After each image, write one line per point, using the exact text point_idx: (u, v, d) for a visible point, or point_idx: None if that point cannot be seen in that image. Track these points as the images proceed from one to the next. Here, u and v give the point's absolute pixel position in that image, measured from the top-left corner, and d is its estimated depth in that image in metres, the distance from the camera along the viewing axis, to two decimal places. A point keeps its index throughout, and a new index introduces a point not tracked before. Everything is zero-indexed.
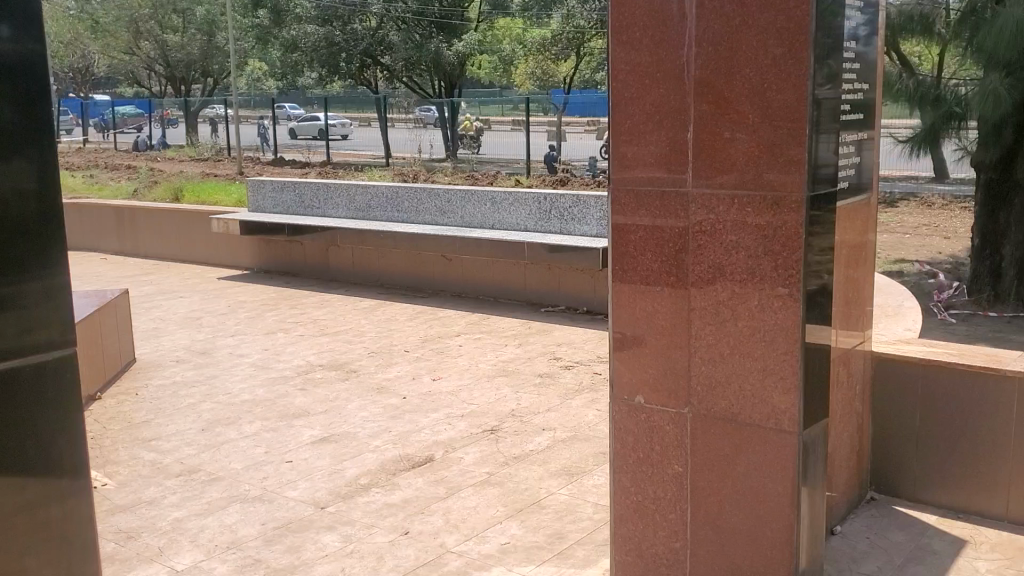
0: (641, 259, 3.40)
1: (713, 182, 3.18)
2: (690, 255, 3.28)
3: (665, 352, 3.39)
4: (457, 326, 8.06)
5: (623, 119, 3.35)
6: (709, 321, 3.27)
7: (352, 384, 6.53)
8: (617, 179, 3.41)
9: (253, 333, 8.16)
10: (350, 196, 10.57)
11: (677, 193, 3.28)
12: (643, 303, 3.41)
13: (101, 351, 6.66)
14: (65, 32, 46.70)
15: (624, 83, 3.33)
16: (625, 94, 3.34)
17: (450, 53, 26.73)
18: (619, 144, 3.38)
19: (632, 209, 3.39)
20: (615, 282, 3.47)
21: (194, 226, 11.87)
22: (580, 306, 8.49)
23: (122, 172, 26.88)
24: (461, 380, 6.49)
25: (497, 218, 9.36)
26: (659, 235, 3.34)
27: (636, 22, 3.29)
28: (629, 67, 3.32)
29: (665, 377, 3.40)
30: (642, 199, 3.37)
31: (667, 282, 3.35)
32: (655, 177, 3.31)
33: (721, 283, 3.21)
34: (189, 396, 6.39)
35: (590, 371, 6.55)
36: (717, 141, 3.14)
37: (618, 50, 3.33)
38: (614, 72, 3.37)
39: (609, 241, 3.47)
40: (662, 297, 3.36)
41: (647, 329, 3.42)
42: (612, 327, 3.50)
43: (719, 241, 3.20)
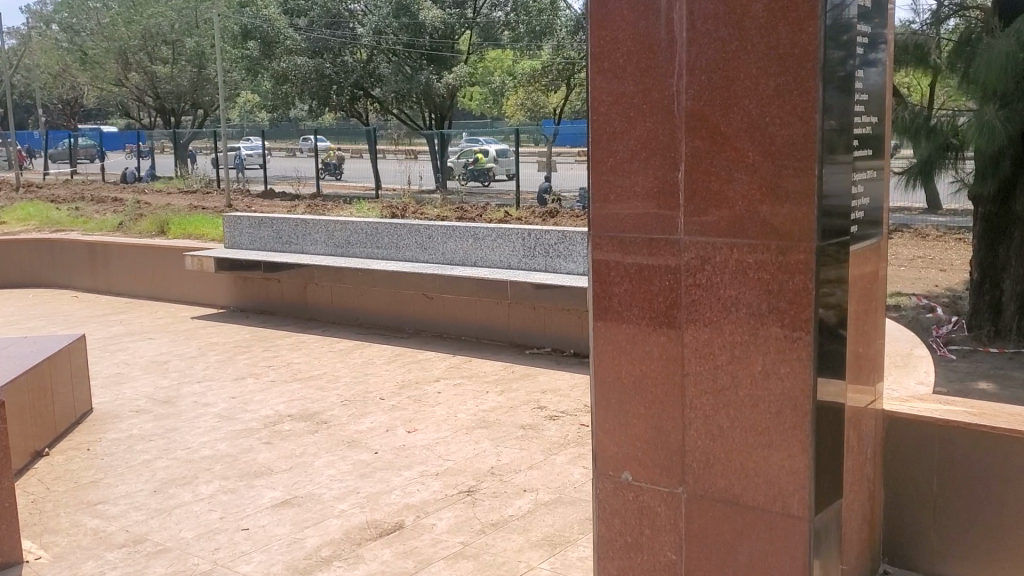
0: (626, 314, 2.99)
1: (707, 229, 2.78)
2: (683, 311, 2.87)
3: (654, 423, 2.97)
4: (437, 370, 7.62)
5: (604, 157, 2.96)
6: (705, 389, 2.85)
7: (321, 437, 6.07)
8: (600, 225, 3.01)
9: (221, 379, 7.70)
10: (328, 231, 10.16)
11: (667, 242, 2.88)
12: (631, 364, 3.00)
13: (51, 404, 6.24)
14: (54, 63, 46.42)
15: (604, 117, 2.95)
16: (607, 128, 2.94)
17: (441, 85, 26.74)
18: (601, 186, 2.98)
19: (617, 257, 2.99)
20: (597, 340, 3.06)
21: (168, 263, 11.42)
22: (567, 348, 8.06)
23: (109, 204, 26.42)
24: (439, 432, 6.03)
25: (479, 255, 8.95)
26: (647, 287, 2.94)
27: (619, 47, 2.89)
28: (611, 97, 2.93)
29: (654, 450, 2.98)
30: (627, 248, 2.96)
31: (657, 341, 2.94)
32: (642, 224, 2.92)
33: (719, 343, 2.81)
34: (145, 453, 5.93)
35: (576, 422, 6.11)
36: (713, 182, 2.75)
37: (598, 78, 2.95)
38: (593, 102, 2.98)
39: (590, 295, 3.07)
40: (652, 363, 2.95)
41: (635, 396, 3.00)
42: (595, 393, 3.09)
43: (716, 296, 2.80)
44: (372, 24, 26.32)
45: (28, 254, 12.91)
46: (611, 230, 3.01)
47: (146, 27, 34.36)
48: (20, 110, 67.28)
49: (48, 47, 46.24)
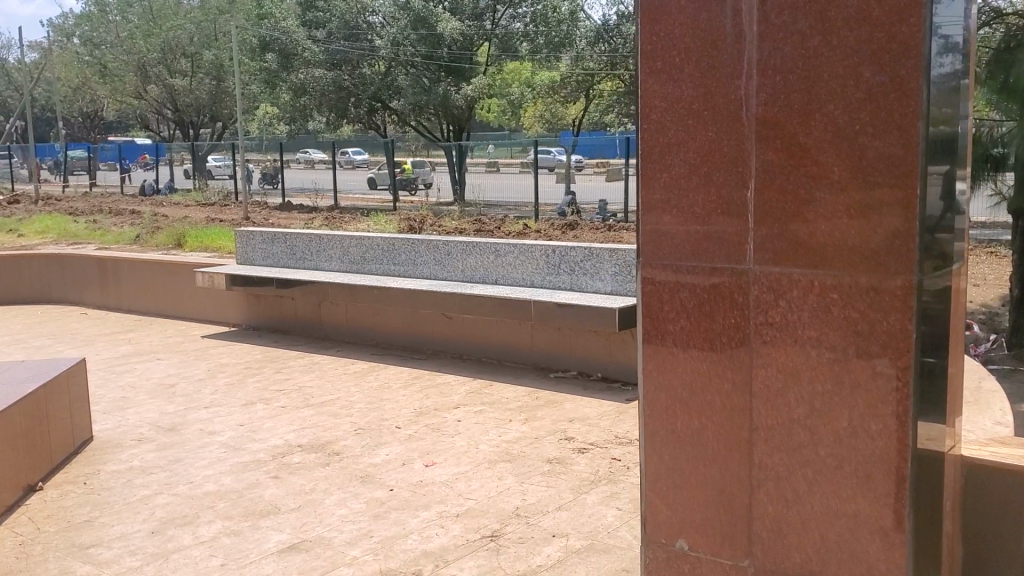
0: (683, 358, 2.61)
1: (780, 261, 2.41)
2: (752, 356, 2.48)
3: (715, 483, 2.58)
4: (456, 396, 7.19)
5: (654, 170, 2.60)
6: (778, 447, 2.46)
7: (333, 471, 5.65)
8: (651, 253, 2.64)
9: (230, 404, 7.30)
10: (344, 247, 9.77)
11: (733, 275, 2.50)
12: (688, 415, 2.61)
13: (47, 432, 5.87)
14: (75, 75, 46.59)
15: (656, 125, 2.59)
16: (664, 136, 2.58)
17: (459, 97, 26.18)
18: (654, 207, 2.62)
19: (671, 289, 2.61)
20: (649, 383, 2.68)
21: (180, 279, 11.06)
22: (594, 371, 7.62)
23: (127, 217, 26.21)
24: (459, 467, 5.59)
25: (501, 273, 8.50)
26: (707, 325, 2.56)
27: (675, 42, 2.54)
28: (666, 101, 2.57)
29: (714, 514, 2.60)
30: (682, 282, 2.59)
31: (721, 388, 2.55)
32: (700, 249, 2.55)
33: (796, 394, 2.41)
34: (145, 487, 5.54)
35: (607, 456, 5.68)
36: (790, 200, 2.37)
37: (650, 81, 2.60)
38: (642, 108, 2.63)
39: (638, 332, 2.71)
40: (713, 411, 2.57)
41: (695, 452, 2.61)
42: (645, 446, 2.70)
43: (792, 338, 2.41)
44: (390, 36, 26.04)
45: (38, 269, 12.60)
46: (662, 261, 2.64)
47: (165, 40, 34.35)
48: (38, 123, 67.24)
49: (69, 60, 46.35)
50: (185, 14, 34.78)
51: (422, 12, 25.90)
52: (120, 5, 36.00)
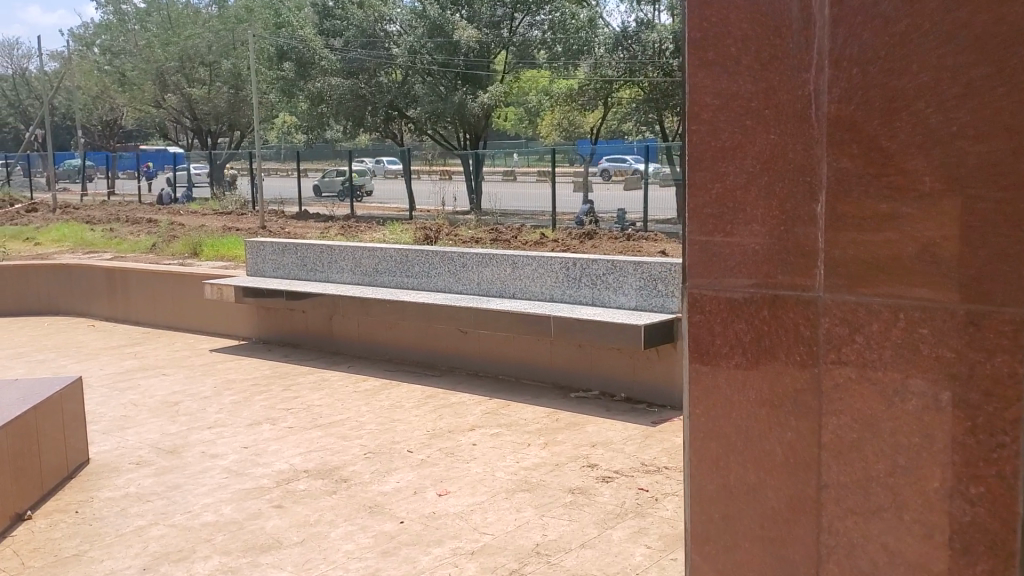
0: (744, 390, 2.69)
1: (853, 290, 2.44)
2: (824, 396, 2.52)
3: (783, 531, 2.63)
4: (472, 416, 6.84)
5: (701, 182, 2.73)
6: (855, 500, 2.48)
7: (340, 500, 5.29)
8: (710, 279, 2.74)
9: (236, 424, 6.96)
10: (356, 259, 9.43)
11: (805, 309, 2.55)
12: (753, 452, 2.68)
13: (39, 455, 5.56)
14: (95, 83, 46.67)
15: (708, 120, 2.69)
16: (724, 144, 2.67)
17: (476, 105, 25.80)
18: (717, 231, 2.71)
19: (735, 311, 2.70)
20: (709, 421, 2.76)
21: (188, 291, 10.75)
22: (617, 392, 7.25)
23: (143, 226, 26.04)
24: (476, 497, 5.23)
25: (519, 287, 8.12)
26: (770, 359, 2.63)
27: (733, 30, 2.63)
28: (720, 98, 2.66)
29: (779, 565, 2.66)
30: (744, 311, 2.68)
31: (789, 425, 2.60)
32: (759, 276, 2.64)
33: (873, 442, 2.43)
34: (140, 517, 5.20)
35: (634, 486, 5.33)
36: (862, 216, 2.41)
37: (703, 76, 2.70)
38: (693, 102, 2.73)
39: (692, 363, 2.81)
40: (775, 461, 2.63)
41: (762, 490, 2.66)
42: (703, 481, 2.79)
43: (866, 376, 2.43)
44: (408, 44, 25.95)
45: (45, 279, 12.32)
46: (714, 282, 2.75)
47: (183, 48, 34.28)
48: (59, 131, 67.42)
49: (90, 69, 46.43)
50: (204, 23, 34.70)
51: (439, 20, 25.86)
52: (139, 15, 36.06)
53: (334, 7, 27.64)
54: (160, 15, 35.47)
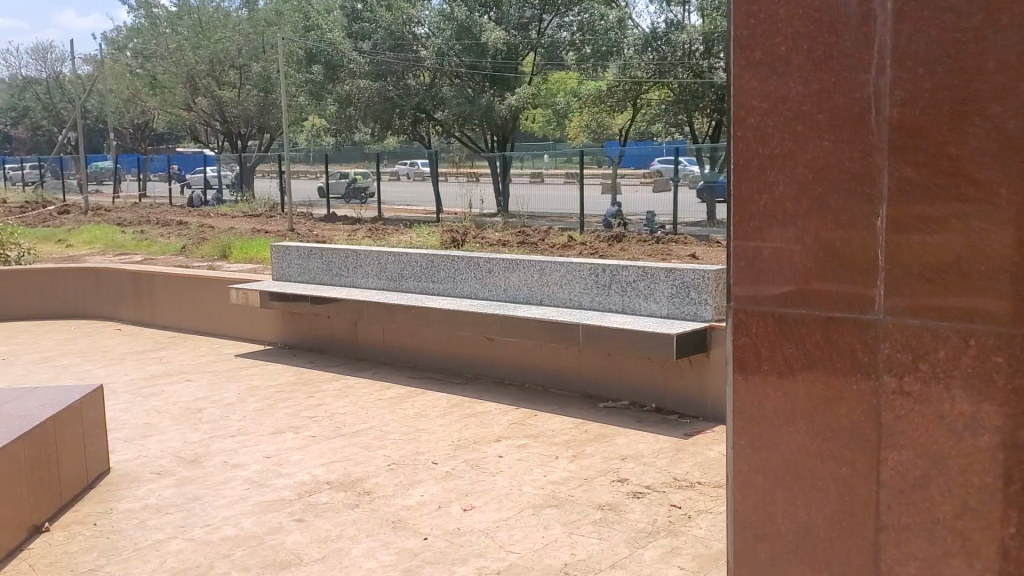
0: (794, 412, 2.66)
1: (913, 307, 2.43)
2: (883, 422, 2.50)
3: (839, 554, 2.63)
4: (499, 426, 6.70)
5: (746, 195, 2.69)
6: (918, 524, 2.49)
7: (363, 514, 5.14)
8: (756, 293, 2.71)
9: (258, 432, 6.84)
10: (381, 264, 9.29)
11: (861, 334, 2.52)
12: (806, 475, 2.66)
13: (59, 466, 5.47)
14: (127, 85, 47.03)
15: (755, 128, 2.66)
16: (772, 152, 2.64)
17: (503, 107, 25.70)
18: (765, 241, 2.68)
19: (784, 330, 2.66)
20: (758, 442, 2.74)
21: (214, 295, 10.68)
22: (648, 402, 7.09)
23: (173, 228, 26.14)
24: (502, 513, 5.07)
25: (547, 292, 7.94)
26: (824, 381, 2.60)
27: (781, 31, 2.60)
28: (769, 101, 2.63)
29: None
30: (793, 335, 2.65)
31: (845, 447, 2.58)
32: (809, 300, 2.61)
33: (938, 468, 2.44)
34: (159, 530, 5.08)
35: (666, 503, 5.17)
36: (924, 236, 2.41)
37: (751, 77, 2.66)
38: (740, 106, 2.69)
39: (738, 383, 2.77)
40: (830, 500, 2.63)
41: (816, 515, 2.65)
42: (750, 502, 2.77)
43: (929, 400, 2.43)
44: (435, 46, 25.90)
45: (72, 282, 12.32)
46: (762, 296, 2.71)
47: (213, 51, 34.46)
48: (91, 133, 68.03)
49: (122, 72, 46.84)
50: (233, 26, 34.85)
51: (466, 22, 25.73)
52: (170, 18, 36.26)
53: (362, 10, 27.62)
54: (191, 18, 35.67)
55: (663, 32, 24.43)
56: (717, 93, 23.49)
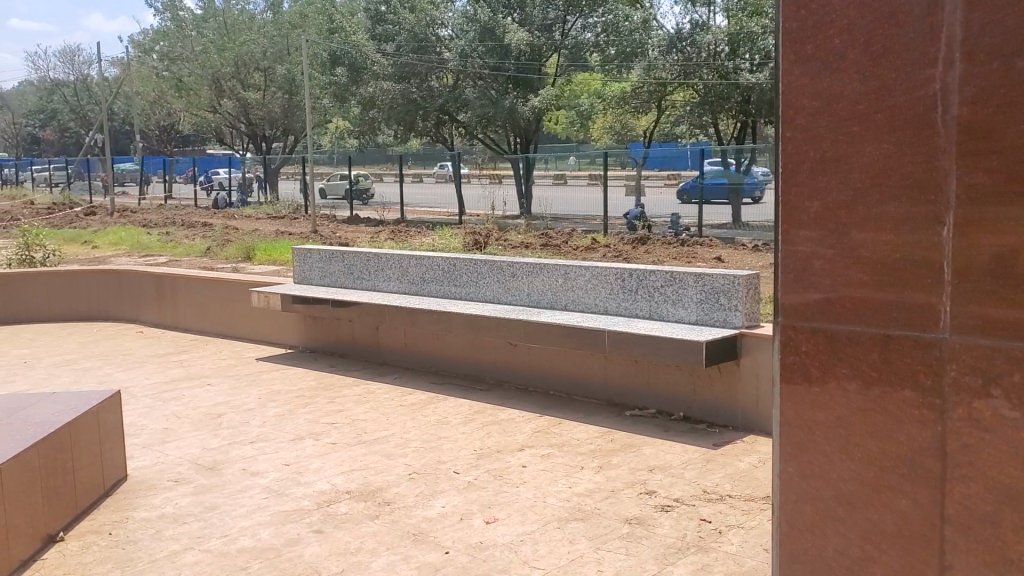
0: (852, 422, 2.82)
1: (975, 321, 2.54)
2: (945, 444, 2.62)
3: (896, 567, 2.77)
4: (522, 434, 6.55)
5: (797, 195, 2.90)
6: (977, 547, 2.60)
7: (382, 526, 5.01)
8: (815, 293, 2.89)
9: (278, 438, 6.73)
10: (403, 268, 9.17)
11: (923, 355, 2.65)
12: (865, 488, 2.81)
13: (75, 473, 5.39)
14: (154, 87, 47.30)
15: (806, 124, 2.86)
16: (827, 156, 2.82)
17: (526, 109, 25.55)
18: (823, 240, 2.84)
19: (845, 339, 2.83)
20: (820, 450, 2.91)
21: (236, 298, 10.61)
22: (676, 411, 6.93)
23: (198, 229, 26.22)
24: (525, 526, 4.91)
25: (572, 297, 7.79)
26: (884, 397, 2.74)
27: (835, 33, 2.77)
28: (822, 100, 2.81)
29: None
30: (851, 351, 2.82)
31: (905, 462, 2.71)
32: (866, 317, 2.76)
33: (998, 494, 2.54)
34: (174, 541, 4.97)
35: (695, 516, 5.00)
36: (986, 257, 2.50)
37: (800, 74, 2.86)
38: (790, 103, 2.89)
39: (800, 391, 2.96)
40: (889, 520, 2.77)
41: (878, 527, 2.79)
42: (809, 504, 2.96)
43: (993, 425, 2.52)
44: (459, 48, 25.80)
45: (95, 285, 12.29)
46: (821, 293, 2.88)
47: (239, 54, 34.56)
48: (119, 135, 68.53)
49: (149, 75, 47.14)
50: (258, 28, 34.92)
51: (490, 23, 25.57)
52: (196, 21, 36.41)
53: (386, 12, 27.53)
54: (216, 21, 35.78)
55: (688, 32, 24.10)
56: (743, 94, 23.17)
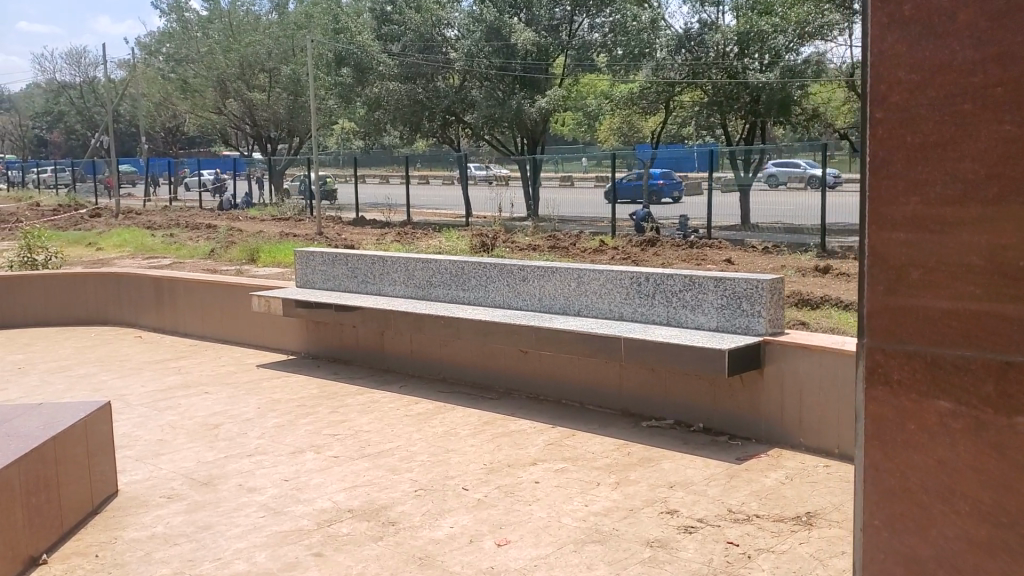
0: (955, 452, 2.52)
1: None
2: None
3: None
4: (534, 447, 6.21)
5: (888, 189, 2.60)
6: None
7: (385, 548, 4.68)
8: (904, 298, 2.59)
9: (278, 451, 6.40)
10: (409, 270, 8.84)
11: None
12: (968, 530, 2.52)
13: (62, 488, 5.09)
14: (159, 89, 47.13)
15: (901, 102, 2.57)
16: (931, 142, 2.51)
17: (533, 110, 25.17)
18: (921, 238, 2.54)
19: (945, 358, 2.52)
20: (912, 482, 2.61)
21: (236, 302, 10.29)
22: (695, 422, 6.60)
23: (202, 231, 25.96)
24: (539, 549, 4.58)
25: (585, 301, 7.45)
26: (996, 427, 2.44)
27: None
28: (923, 75, 2.52)
29: None
30: (954, 379, 2.51)
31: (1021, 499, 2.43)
32: (974, 336, 2.46)
33: None
34: (163, 565, 4.65)
35: (721, 538, 4.67)
36: None
37: (895, 41, 2.57)
38: (883, 76, 2.59)
39: (887, 414, 2.65)
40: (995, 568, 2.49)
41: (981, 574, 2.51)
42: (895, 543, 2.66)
43: None
44: (465, 48, 25.34)
45: (93, 288, 11.99)
46: (915, 303, 2.58)
47: (244, 55, 34.30)
48: (126, 137, 68.39)
49: (155, 77, 47.02)
50: (264, 29, 34.74)
51: (496, 23, 25.25)
52: (202, 22, 36.25)
53: (392, 12, 27.25)
54: (222, 22, 35.57)
55: (697, 31, 23.70)
56: (752, 94, 22.85)
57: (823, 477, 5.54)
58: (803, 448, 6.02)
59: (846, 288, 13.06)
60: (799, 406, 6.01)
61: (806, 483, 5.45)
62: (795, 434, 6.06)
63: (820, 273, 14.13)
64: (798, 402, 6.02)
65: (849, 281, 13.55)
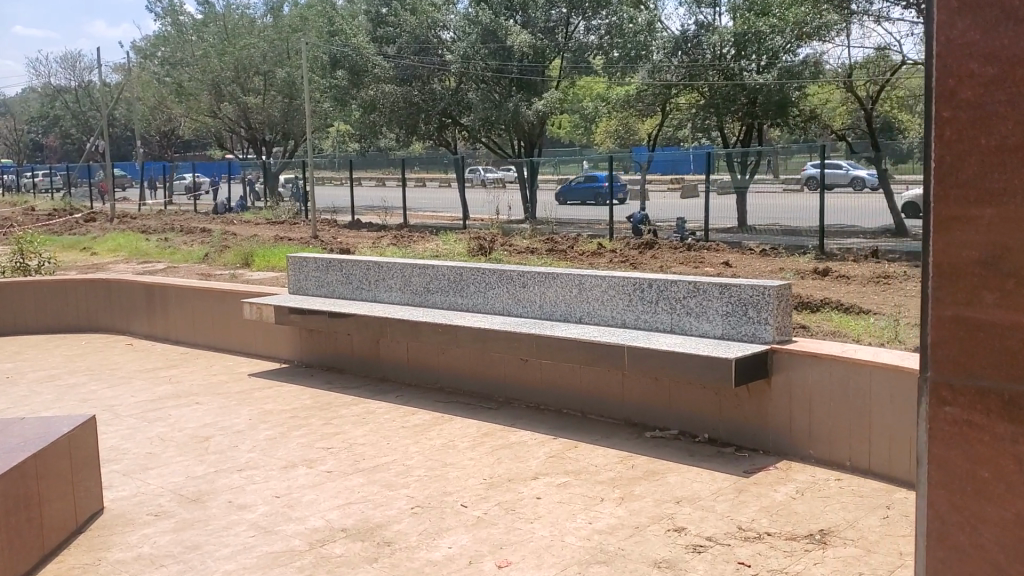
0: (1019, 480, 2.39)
1: None
2: None
3: None
4: (534, 461, 6.00)
5: (958, 196, 2.44)
6: None
7: (381, 571, 4.47)
8: (971, 313, 2.44)
9: (270, 466, 6.19)
10: (405, 276, 8.63)
11: None
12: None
13: (44, 506, 4.88)
14: (153, 92, 46.89)
15: (973, 98, 2.41)
16: (1005, 145, 2.36)
17: (530, 112, 24.93)
18: (990, 249, 2.39)
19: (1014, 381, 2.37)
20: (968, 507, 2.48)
21: (229, 309, 10.07)
22: (699, 433, 6.40)
23: (197, 235, 25.71)
24: (541, 571, 4.37)
25: (587, 308, 7.25)
26: None
27: None
28: (1001, 70, 2.36)
29: None
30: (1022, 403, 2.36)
31: None
32: None
33: None
34: None
35: (732, 558, 4.46)
36: None
37: (967, 27, 2.41)
38: (956, 70, 2.43)
39: (944, 433, 2.51)
40: None
41: None
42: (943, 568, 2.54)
43: None
44: (461, 50, 25.19)
45: (83, 294, 11.77)
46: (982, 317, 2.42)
47: (239, 58, 34.06)
48: (121, 141, 68.13)
49: (150, 80, 46.74)
50: (258, 32, 34.51)
51: (491, 25, 25.02)
52: (197, 26, 36.04)
53: (387, 13, 27.06)
54: (217, 25, 35.31)
55: (693, 34, 23.60)
56: (749, 95, 22.43)
57: (835, 491, 5.34)
58: (812, 460, 5.82)
59: (847, 291, 12.84)
60: (808, 417, 5.81)
61: (818, 499, 5.25)
62: (804, 446, 5.86)
63: (819, 276, 13.92)
64: (807, 413, 5.81)
65: (849, 283, 13.34)
